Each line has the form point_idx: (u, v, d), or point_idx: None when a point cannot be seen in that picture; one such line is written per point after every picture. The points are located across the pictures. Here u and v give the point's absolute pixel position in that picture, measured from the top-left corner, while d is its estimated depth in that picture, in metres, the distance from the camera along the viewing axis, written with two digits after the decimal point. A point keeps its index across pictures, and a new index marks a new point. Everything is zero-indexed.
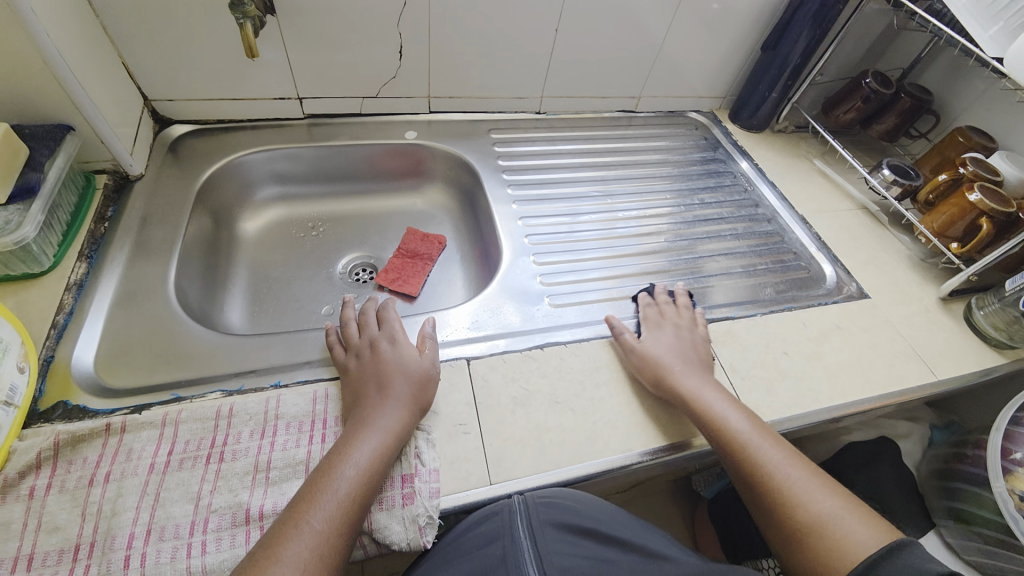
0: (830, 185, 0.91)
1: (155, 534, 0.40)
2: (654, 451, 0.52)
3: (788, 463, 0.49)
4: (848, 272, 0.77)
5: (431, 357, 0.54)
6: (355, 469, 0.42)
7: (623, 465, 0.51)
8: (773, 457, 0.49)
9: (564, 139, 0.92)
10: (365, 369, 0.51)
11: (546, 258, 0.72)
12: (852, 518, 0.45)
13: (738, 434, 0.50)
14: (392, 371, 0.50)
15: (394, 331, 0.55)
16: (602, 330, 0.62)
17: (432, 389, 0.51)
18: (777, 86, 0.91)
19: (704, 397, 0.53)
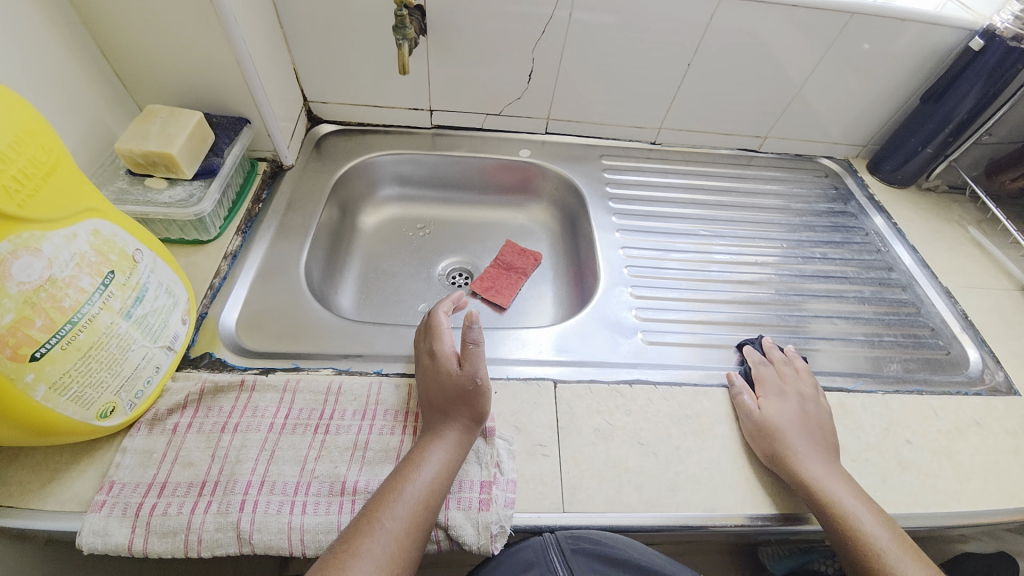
0: (984, 258, 0.79)
1: (267, 487, 0.45)
2: (739, 518, 0.49)
3: (877, 524, 0.46)
4: (997, 360, 0.66)
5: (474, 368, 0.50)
6: (423, 480, 0.43)
7: (701, 524, 0.48)
8: (852, 507, 0.47)
9: (675, 172, 0.90)
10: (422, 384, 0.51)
11: (641, 292, 0.71)
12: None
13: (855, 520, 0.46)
14: (435, 390, 0.49)
15: (438, 342, 0.52)
16: (693, 377, 0.60)
17: (481, 401, 0.48)
18: (932, 141, 0.81)
19: (830, 482, 0.48)
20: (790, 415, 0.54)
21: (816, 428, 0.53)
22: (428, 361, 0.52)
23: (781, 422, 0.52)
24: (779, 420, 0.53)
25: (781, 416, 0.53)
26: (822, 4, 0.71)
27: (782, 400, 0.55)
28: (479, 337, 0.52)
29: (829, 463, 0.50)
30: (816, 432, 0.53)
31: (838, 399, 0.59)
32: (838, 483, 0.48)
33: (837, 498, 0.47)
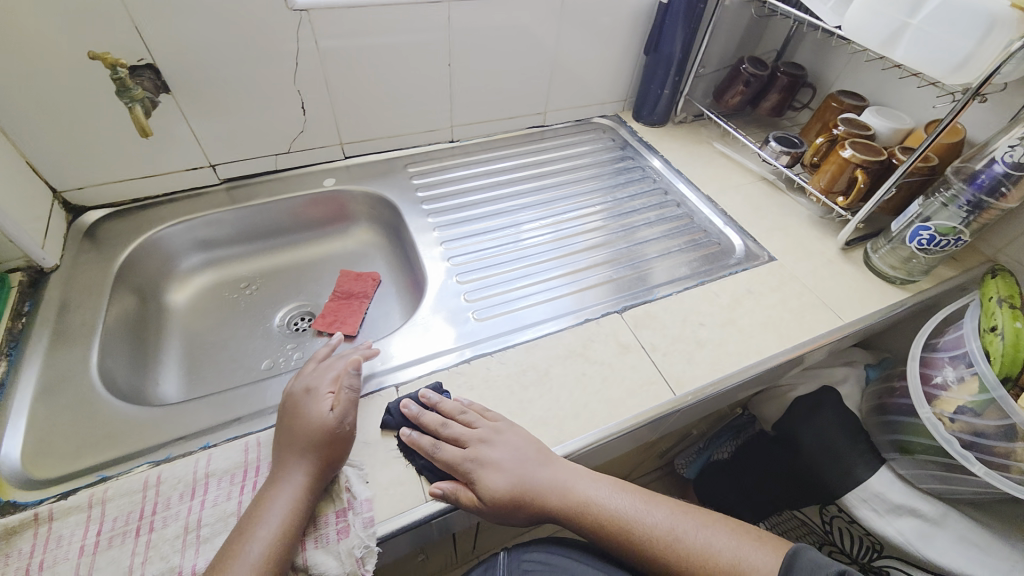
0: (731, 164, 0.97)
1: None
2: (587, 438, 0.55)
3: (706, 529, 0.50)
4: (756, 241, 0.82)
5: (343, 413, 0.50)
6: (271, 530, 0.42)
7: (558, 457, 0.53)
8: (614, 502, 0.51)
9: (477, 163, 0.96)
10: (496, 491, 0.49)
11: (468, 277, 0.74)
12: (742, 546, 0.49)
13: (609, 506, 0.51)
14: (299, 426, 0.48)
15: (321, 380, 0.53)
16: (526, 335, 0.64)
17: (343, 446, 0.48)
18: (666, 83, 0.98)
19: (577, 488, 0.51)
20: (517, 453, 0.51)
21: (539, 445, 0.52)
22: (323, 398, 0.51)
23: (505, 487, 0.49)
24: (518, 461, 0.50)
25: (500, 485, 0.49)
26: None
27: (504, 446, 0.51)
28: (355, 383, 0.53)
29: (570, 472, 0.51)
30: (530, 452, 0.51)
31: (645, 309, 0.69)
32: (598, 489, 0.52)
33: (595, 497, 0.51)
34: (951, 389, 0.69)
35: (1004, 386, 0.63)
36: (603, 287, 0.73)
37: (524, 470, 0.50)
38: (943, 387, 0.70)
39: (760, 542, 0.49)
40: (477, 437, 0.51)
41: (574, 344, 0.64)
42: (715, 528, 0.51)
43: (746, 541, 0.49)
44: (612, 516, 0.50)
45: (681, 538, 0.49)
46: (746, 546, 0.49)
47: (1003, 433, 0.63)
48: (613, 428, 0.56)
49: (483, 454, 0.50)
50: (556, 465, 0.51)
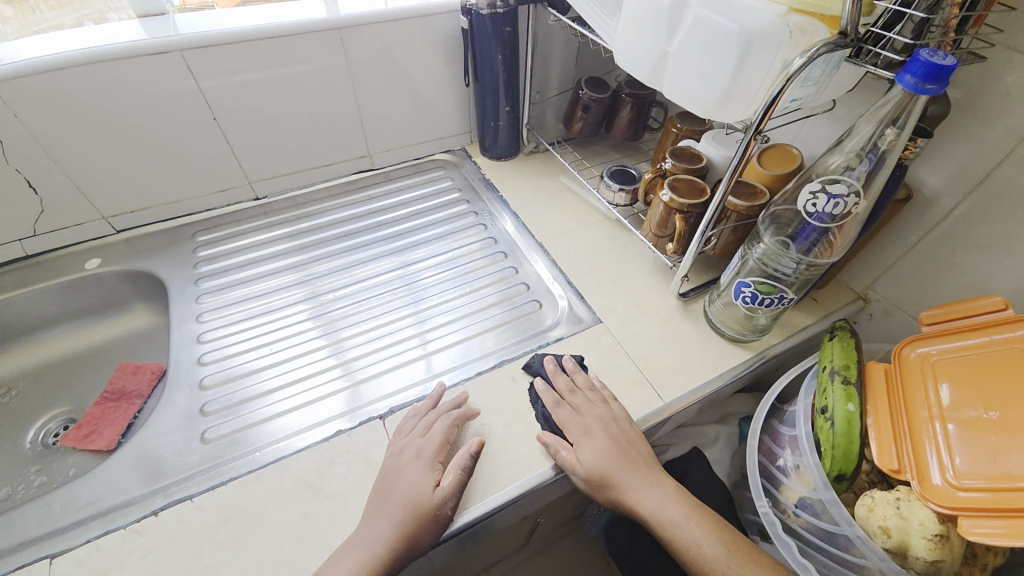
0: (576, 200, 0.86)
1: None
2: None
3: (738, 565, 0.46)
4: (582, 299, 0.71)
5: (389, 476, 0.50)
6: None
7: None
8: (683, 531, 0.48)
9: (281, 223, 0.84)
10: (588, 459, 0.51)
11: (218, 378, 0.62)
12: (738, 565, 0.46)
13: (674, 532, 0.48)
14: (390, 493, 0.48)
15: (393, 441, 0.53)
16: (251, 464, 0.52)
17: (433, 509, 0.47)
18: (499, 113, 0.86)
19: (647, 504, 0.50)
20: (603, 450, 0.52)
21: (622, 436, 0.54)
22: (394, 459, 0.51)
23: (592, 463, 0.51)
24: (596, 461, 0.51)
25: (590, 454, 0.52)
26: (298, 28, 0.71)
27: (591, 437, 0.53)
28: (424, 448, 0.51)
29: (643, 480, 0.51)
30: (617, 446, 0.53)
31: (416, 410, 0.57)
32: (666, 511, 0.49)
33: (653, 514, 0.50)
34: (791, 476, 0.57)
35: (832, 487, 0.51)
36: (389, 374, 0.62)
37: (604, 466, 0.51)
38: (784, 472, 0.58)
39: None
40: (610, 429, 0.54)
41: (307, 471, 0.51)
42: (735, 558, 0.46)
43: (750, 573, 0.45)
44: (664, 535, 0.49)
45: (712, 573, 0.46)
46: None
47: (846, 542, 0.51)
48: None
49: (575, 415, 0.55)
50: (643, 469, 0.52)
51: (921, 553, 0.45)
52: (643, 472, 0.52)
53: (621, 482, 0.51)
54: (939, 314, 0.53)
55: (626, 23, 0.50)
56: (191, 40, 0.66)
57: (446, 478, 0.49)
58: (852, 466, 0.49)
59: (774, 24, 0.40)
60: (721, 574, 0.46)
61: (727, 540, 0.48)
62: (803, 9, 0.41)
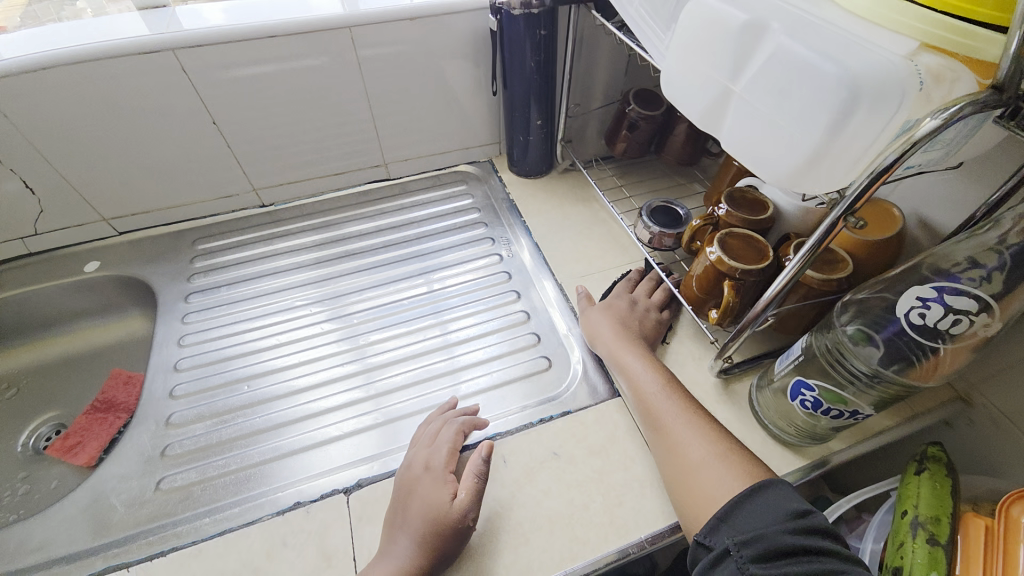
0: (609, 233, 0.74)
1: None
2: None
3: (682, 420, 0.47)
4: (600, 361, 0.60)
5: (425, 486, 0.46)
6: None
7: None
8: (646, 380, 0.52)
9: (285, 235, 0.78)
10: (593, 319, 0.60)
11: (188, 416, 0.57)
12: (690, 437, 0.46)
13: (636, 382, 0.52)
14: (413, 503, 0.45)
15: (420, 451, 0.49)
16: (200, 531, 0.46)
17: (453, 535, 0.43)
18: (529, 129, 0.76)
19: (627, 364, 0.54)
20: (615, 315, 0.60)
21: (634, 324, 0.59)
22: (405, 473, 0.48)
23: (588, 329, 0.60)
24: (596, 325, 0.59)
25: (596, 315, 0.60)
26: (304, 25, 0.63)
27: (616, 300, 0.61)
28: (478, 469, 0.47)
29: (625, 340, 0.56)
30: (625, 317, 0.59)
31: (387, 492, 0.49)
32: (636, 366, 0.53)
33: (629, 365, 0.54)
34: None
35: None
36: (400, 421, 0.56)
37: (600, 329, 0.59)
38: None
39: (726, 461, 0.43)
40: (631, 308, 0.61)
41: (256, 551, 0.45)
42: (683, 412, 0.48)
43: (689, 423, 0.47)
44: (629, 381, 0.53)
45: (659, 413, 0.49)
46: (687, 433, 0.46)
47: None
48: None
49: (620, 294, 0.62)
50: (633, 341, 0.56)
51: None
52: (639, 346, 0.56)
53: (612, 348, 0.56)
54: None
55: (677, 42, 0.38)
56: (186, 37, 0.60)
57: (462, 491, 0.46)
58: None
59: (895, 70, 0.28)
60: (672, 437, 0.47)
61: (694, 407, 0.49)
62: (939, 47, 0.29)
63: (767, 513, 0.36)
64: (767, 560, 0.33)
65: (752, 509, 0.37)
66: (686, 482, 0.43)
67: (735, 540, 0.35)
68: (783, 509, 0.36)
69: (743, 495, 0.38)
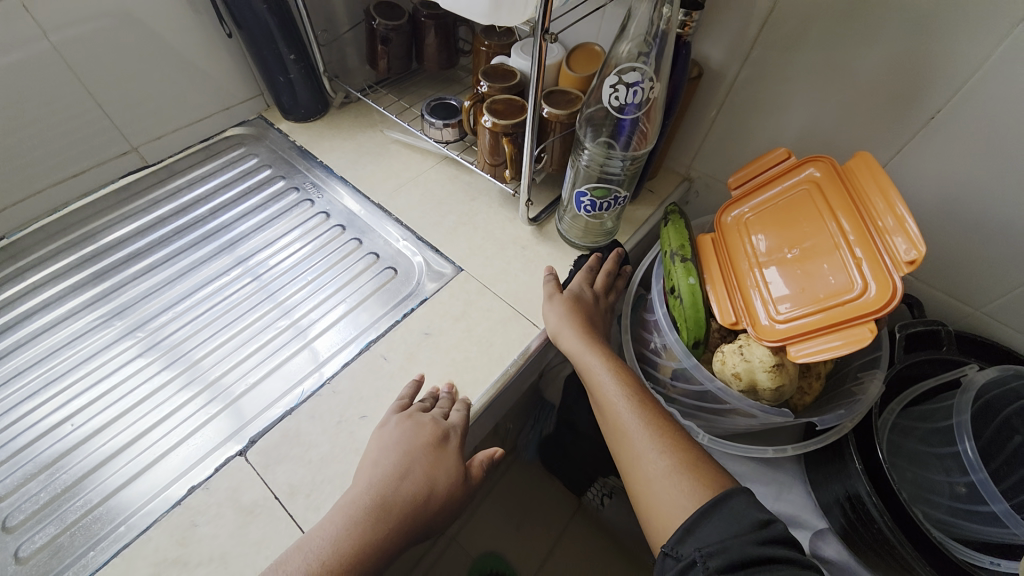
0: (407, 146, 0.78)
1: None
2: None
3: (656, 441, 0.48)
4: (439, 250, 0.66)
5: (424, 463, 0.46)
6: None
7: None
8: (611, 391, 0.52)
9: (39, 264, 0.65)
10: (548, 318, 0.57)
11: (6, 486, 0.49)
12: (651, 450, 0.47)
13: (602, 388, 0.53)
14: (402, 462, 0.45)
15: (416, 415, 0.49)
16: (92, 562, 0.43)
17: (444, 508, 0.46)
18: (283, 67, 0.73)
19: (594, 373, 0.53)
20: (563, 314, 0.57)
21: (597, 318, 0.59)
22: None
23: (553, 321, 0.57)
24: (554, 318, 0.57)
25: (554, 314, 0.57)
26: None
27: (580, 294, 0.59)
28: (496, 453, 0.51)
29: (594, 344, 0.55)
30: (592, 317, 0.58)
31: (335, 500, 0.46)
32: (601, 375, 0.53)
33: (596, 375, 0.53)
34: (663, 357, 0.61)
35: (692, 354, 0.55)
36: (273, 374, 0.56)
37: (562, 326, 0.56)
38: (657, 354, 0.62)
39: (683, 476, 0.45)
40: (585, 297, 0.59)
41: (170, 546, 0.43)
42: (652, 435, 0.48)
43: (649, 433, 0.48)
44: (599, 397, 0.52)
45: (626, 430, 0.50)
46: (649, 451, 0.47)
47: (710, 397, 0.57)
48: None
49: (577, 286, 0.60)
50: (596, 341, 0.55)
51: (766, 385, 0.50)
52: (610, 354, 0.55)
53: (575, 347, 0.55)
54: (742, 177, 0.57)
55: None
56: None
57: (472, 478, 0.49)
58: (703, 332, 0.53)
59: None
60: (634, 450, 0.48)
61: (667, 432, 0.49)
62: None
63: (854, 519, 0.52)
64: (890, 511, 0.48)
65: (857, 520, 0.51)
66: (647, 491, 0.46)
67: (867, 489, 0.49)
68: (845, 494, 0.53)
69: (852, 513, 0.52)
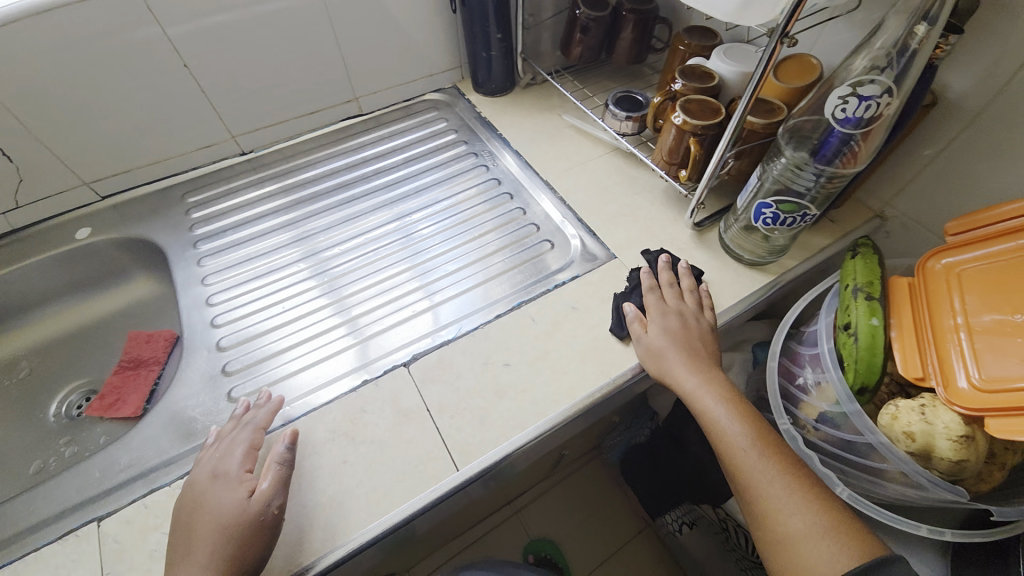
0: (579, 133, 0.82)
1: None
2: (341, 549, 0.45)
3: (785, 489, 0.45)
4: (595, 236, 0.69)
5: (229, 500, 0.44)
6: None
7: (348, 551, 0.45)
8: (733, 428, 0.49)
9: (275, 178, 0.80)
10: (654, 337, 0.55)
11: (232, 340, 0.62)
12: (782, 495, 0.45)
13: (711, 414, 0.51)
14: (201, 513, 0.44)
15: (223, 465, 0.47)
16: (285, 414, 0.53)
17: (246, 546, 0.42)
18: (489, 44, 0.80)
19: (701, 395, 0.52)
20: (673, 330, 0.56)
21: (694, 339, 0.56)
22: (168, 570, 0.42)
23: (659, 339, 0.55)
24: (662, 338, 0.55)
25: (657, 333, 0.55)
26: None
27: (665, 319, 0.56)
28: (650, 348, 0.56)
29: (702, 372, 0.53)
30: (684, 339, 0.55)
31: (472, 428, 0.52)
32: (713, 403, 0.51)
33: (710, 410, 0.51)
34: (812, 395, 0.58)
35: (856, 400, 0.51)
36: (435, 308, 0.63)
37: (668, 346, 0.54)
38: (805, 392, 0.59)
39: (833, 536, 0.42)
40: (684, 322, 0.57)
41: (340, 422, 0.53)
42: (780, 475, 0.46)
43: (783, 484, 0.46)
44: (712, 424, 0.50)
45: (755, 477, 0.47)
46: (789, 505, 0.45)
47: (858, 450, 0.53)
48: (379, 525, 0.46)
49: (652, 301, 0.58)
50: (701, 367, 0.54)
51: (945, 455, 0.46)
52: (717, 378, 0.53)
53: (670, 367, 0.54)
54: (964, 224, 0.52)
55: None
56: None
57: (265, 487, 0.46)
58: (875, 379, 0.50)
59: None
60: (766, 500, 0.45)
61: (793, 478, 0.46)
62: None
63: None
64: None
65: None
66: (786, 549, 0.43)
67: None
68: None
69: None
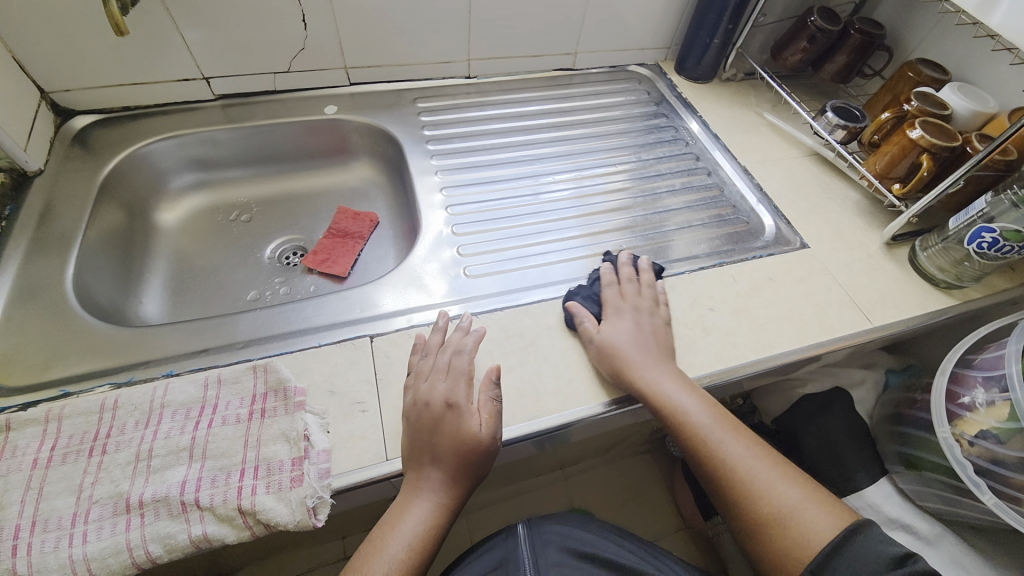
0: (776, 133, 0.87)
1: (80, 516, 0.41)
2: (569, 416, 0.52)
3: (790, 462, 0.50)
4: (790, 224, 0.74)
5: (467, 423, 0.47)
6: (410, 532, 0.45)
7: (584, 417, 0.52)
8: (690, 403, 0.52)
9: (493, 104, 0.88)
10: (613, 338, 0.55)
11: (463, 229, 0.70)
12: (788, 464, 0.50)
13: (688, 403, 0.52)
14: (439, 437, 0.46)
15: (438, 383, 0.49)
16: (520, 299, 0.61)
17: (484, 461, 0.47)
18: (717, 31, 0.86)
19: (661, 385, 0.52)
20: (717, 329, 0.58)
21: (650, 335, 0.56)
22: (425, 411, 0.47)
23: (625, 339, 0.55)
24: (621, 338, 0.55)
25: (619, 337, 0.55)
26: None
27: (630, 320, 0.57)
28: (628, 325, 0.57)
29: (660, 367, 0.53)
30: (651, 344, 0.55)
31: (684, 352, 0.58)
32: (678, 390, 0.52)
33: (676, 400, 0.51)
34: (977, 412, 0.62)
35: None
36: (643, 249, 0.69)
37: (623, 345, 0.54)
38: (969, 408, 0.63)
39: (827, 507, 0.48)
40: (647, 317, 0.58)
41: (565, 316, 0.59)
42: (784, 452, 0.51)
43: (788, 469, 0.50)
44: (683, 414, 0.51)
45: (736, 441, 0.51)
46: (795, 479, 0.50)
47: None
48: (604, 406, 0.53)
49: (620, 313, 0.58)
50: (660, 359, 0.54)
51: None
52: (669, 367, 0.54)
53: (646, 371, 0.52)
54: None
55: None
56: None
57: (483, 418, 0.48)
58: None
59: None
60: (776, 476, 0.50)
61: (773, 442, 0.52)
62: None
63: None
64: None
65: None
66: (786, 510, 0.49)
67: None
68: None
69: None
